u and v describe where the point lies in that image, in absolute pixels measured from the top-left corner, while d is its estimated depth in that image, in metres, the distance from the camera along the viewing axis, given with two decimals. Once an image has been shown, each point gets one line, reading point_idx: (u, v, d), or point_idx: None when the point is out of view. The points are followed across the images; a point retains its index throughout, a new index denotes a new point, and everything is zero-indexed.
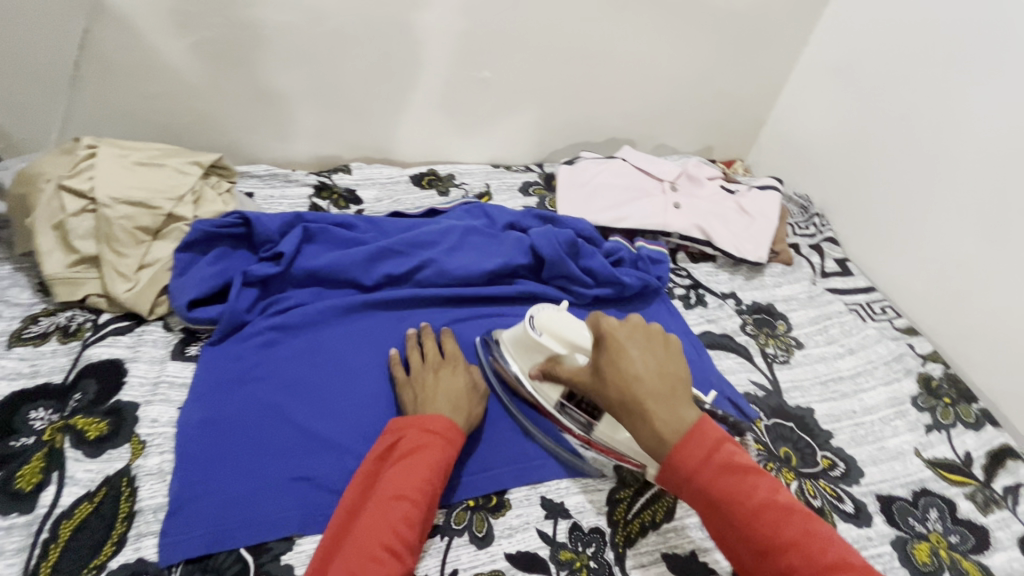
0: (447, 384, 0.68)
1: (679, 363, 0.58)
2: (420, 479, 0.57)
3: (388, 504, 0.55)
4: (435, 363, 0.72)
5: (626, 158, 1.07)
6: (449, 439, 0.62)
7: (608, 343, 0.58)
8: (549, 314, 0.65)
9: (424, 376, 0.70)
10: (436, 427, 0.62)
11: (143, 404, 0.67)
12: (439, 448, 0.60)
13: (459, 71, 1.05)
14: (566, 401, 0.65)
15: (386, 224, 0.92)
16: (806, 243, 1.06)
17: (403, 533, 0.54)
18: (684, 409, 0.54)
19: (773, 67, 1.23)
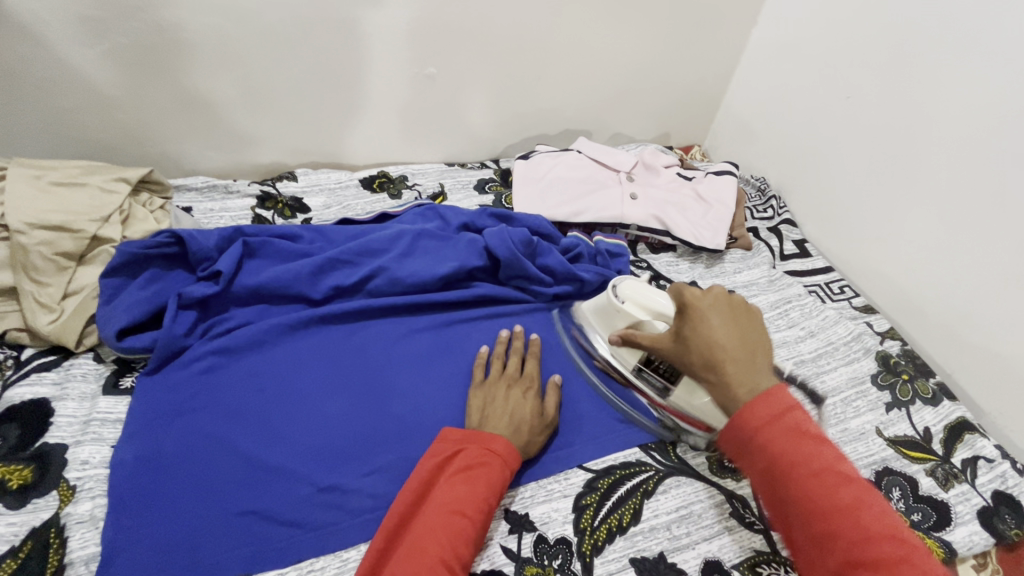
0: (517, 402, 0.66)
1: (762, 334, 0.57)
2: (480, 498, 0.55)
3: (448, 518, 0.53)
4: (511, 380, 0.70)
5: (581, 150, 1.05)
6: (507, 461, 0.60)
7: (689, 310, 0.58)
8: (630, 285, 0.70)
9: (497, 388, 0.68)
10: (498, 449, 0.60)
11: (72, 446, 0.62)
12: (499, 467, 0.59)
13: (403, 69, 1.00)
14: (644, 365, 0.68)
15: (332, 232, 0.88)
16: (764, 226, 1.06)
17: (458, 551, 0.52)
18: (765, 378, 0.53)
19: (725, 51, 1.22)
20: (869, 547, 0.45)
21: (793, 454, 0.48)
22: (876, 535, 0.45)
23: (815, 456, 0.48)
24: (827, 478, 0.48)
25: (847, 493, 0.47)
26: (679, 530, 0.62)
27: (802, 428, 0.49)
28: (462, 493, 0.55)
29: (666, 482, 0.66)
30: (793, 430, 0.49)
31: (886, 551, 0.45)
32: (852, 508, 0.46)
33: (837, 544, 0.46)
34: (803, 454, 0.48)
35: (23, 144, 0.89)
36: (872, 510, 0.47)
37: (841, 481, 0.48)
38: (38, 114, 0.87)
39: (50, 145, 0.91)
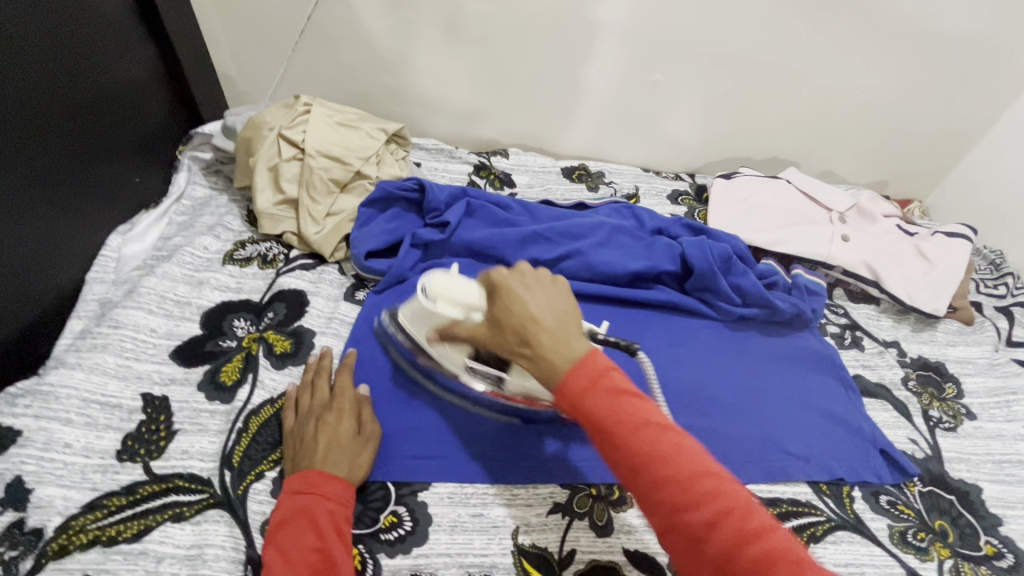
0: (325, 434, 0.61)
1: (569, 300, 0.55)
2: (303, 545, 0.52)
3: None
4: (321, 407, 0.65)
5: (790, 181, 1.02)
6: (325, 492, 0.57)
7: (499, 291, 0.54)
8: (440, 280, 0.63)
9: (305, 424, 0.63)
10: (304, 486, 0.57)
11: (318, 333, 0.77)
12: (318, 505, 0.55)
13: (631, 72, 1.05)
14: (473, 360, 0.67)
15: (538, 210, 0.96)
16: (992, 304, 0.94)
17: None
18: (585, 344, 0.50)
19: (986, 103, 1.08)
20: (694, 493, 0.42)
21: (610, 413, 0.46)
22: (698, 473, 0.43)
23: (628, 409, 0.45)
24: (646, 430, 0.45)
25: (667, 441, 0.45)
26: None
27: (621, 385, 0.47)
28: (277, 555, 0.52)
29: (838, 533, 0.63)
30: (612, 391, 0.47)
31: (706, 488, 0.42)
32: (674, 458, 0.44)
33: (667, 496, 0.43)
34: (623, 413, 0.45)
35: (313, 88, 1.10)
36: (690, 450, 0.45)
37: (660, 430, 0.45)
38: (332, 66, 1.07)
39: (330, 91, 1.11)
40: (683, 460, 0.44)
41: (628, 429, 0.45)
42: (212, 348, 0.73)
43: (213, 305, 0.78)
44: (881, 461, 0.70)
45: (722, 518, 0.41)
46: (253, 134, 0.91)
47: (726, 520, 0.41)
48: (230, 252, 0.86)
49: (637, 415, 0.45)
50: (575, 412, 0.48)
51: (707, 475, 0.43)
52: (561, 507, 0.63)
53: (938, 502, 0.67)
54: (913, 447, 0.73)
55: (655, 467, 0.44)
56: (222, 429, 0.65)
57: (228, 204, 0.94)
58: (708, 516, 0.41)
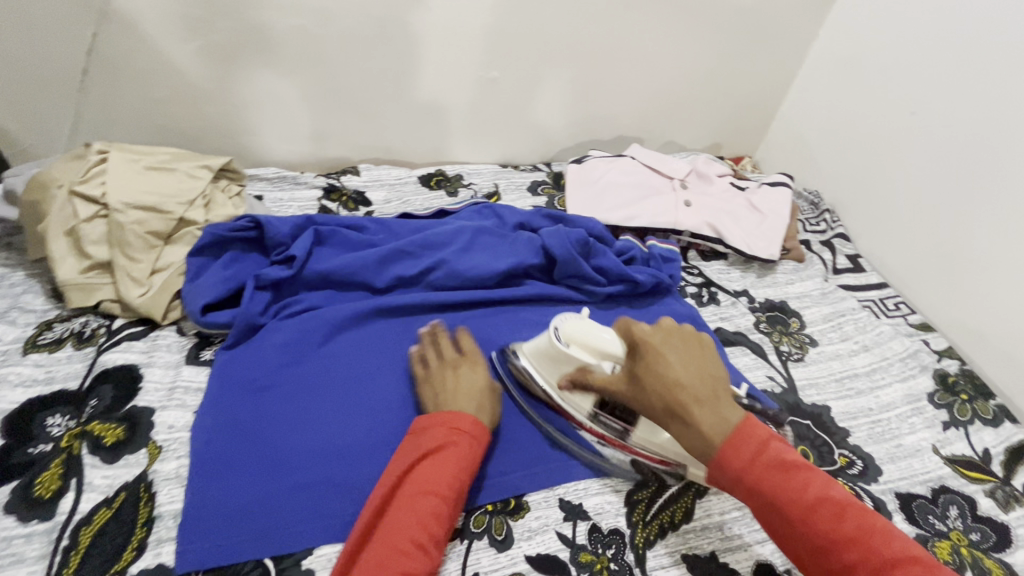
0: (468, 384, 0.67)
1: (717, 366, 0.57)
2: (452, 477, 0.58)
3: (417, 499, 0.55)
4: (453, 362, 0.71)
5: (635, 156, 1.08)
6: (476, 436, 0.62)
7: (643, 350, 0.57)
8: (572, 323, 0.63)
9: (444, 373, 0.69)
10: (464, 426, 0.61)
11: (159, 410, 0.67)
12: (466, 442, 0.60)
13: (467, 71, 1.04)
14: (599, 409, 0.65)
15: (395, 225, 0.92)
16: (817, 239, 1.05)
17: (433, 529, 0.54)
18: (731, 411, 0.53)
19: (782, 63, 1.22)
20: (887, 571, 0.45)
21: (781, 492, 0.49)
22: (883, 553, 0.45)
23: (803, 487, 0.49)
24: (820, 509, 0.48)
25: (850, 521, 0.47)
26: (731, 530, 0.62)
27: (788, 460, 0.50)
28: (431, 479, 0.57)
29: None
30: (778, 464, 0.50)
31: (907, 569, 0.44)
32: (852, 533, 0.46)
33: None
34: (788, 490, 0.49)
35: (115, 131, 0.97)
36: (880, 532, 0.47)
37: (838, 510, 0.48)
38: (134, 103, 0.94)
39: (140, 131, 0.98)
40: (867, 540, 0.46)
41: (804, 503, 0.48)
42: (20, 458, 0.61)
43: (16, 406, 0.66)
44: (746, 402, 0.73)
45: None
46: (39, 197, 0.77)
47: None
48: (33, 338, 0.73)
49: (808, 491, 0.49)
50: (740, 489, 0.50)
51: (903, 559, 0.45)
52: (459, 533, 0.60)
53: (798, 429, 0.74)
54: (771, 383, 0.79)
55: (844, 550, 0.46)
56: (42, 554, 0.55)
57: (23, 281, 0.80)
58: None
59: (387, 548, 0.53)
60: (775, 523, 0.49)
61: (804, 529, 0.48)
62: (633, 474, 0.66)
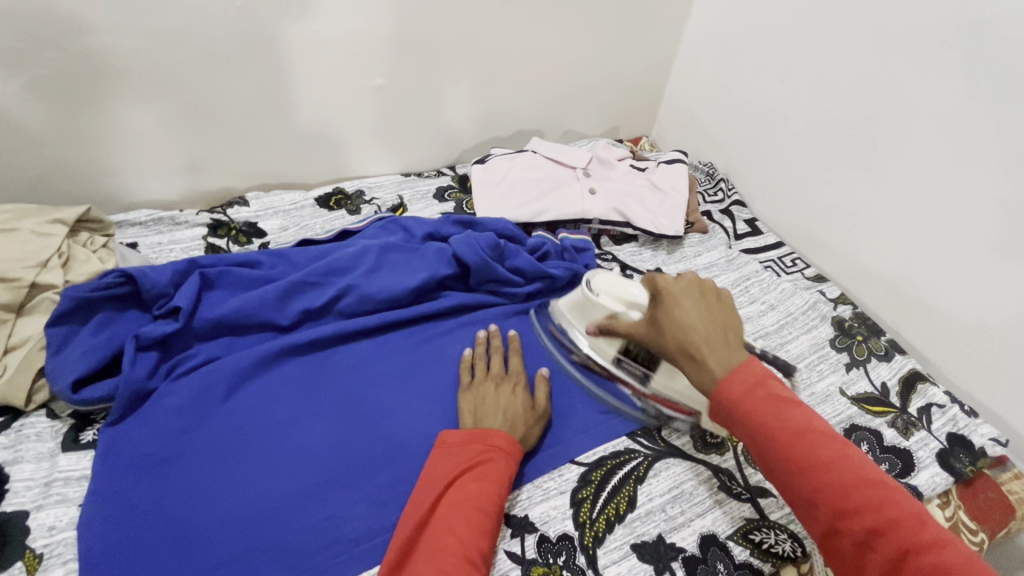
0: (506, 401, 0.67)
1: (730, 316, 0.59)
2: (490, 492, 0.57)
3: (466, 513, 0.55)
4: (497, 378, 0.71)
5: (536, 150, 1.07)
6: (511, 452, 0.62)
7: (663, 293, 0.60)
8: (605, 278, 0.71)
9: (485, 388, 0.69)
10: (499, 443, 0.61)
11: (35, 511, 0.58)
12: (500, 457, 0.60)
13: (348, 81, 0.99)
14: (623, 354, 0.70)
15: (294, 254, 0.86)
16: (717, 209, 1.10)
17: (478, 544, 0.53)
18: (738, 356, 0.54)
19: (662, 44, 1.26)
20: (855, 494, 0.46)
21: (769, 419, 0.49)
22: (856, 482, 0.46)
23: (793, 419, 0.49)
24: (804, 437, 0.49)
25: (830, 449, 0.48)
26: (674, 510, 0.63)
27: (776, 393, 0.51)
28: (473, 492, 0.56)
29: (657, 465, 0.67)
30: (769, 398, 0.51)
31: (872, 499, 0.46)
32: (830, 460, 0.47)
33: (827, 497, 0.47)
34: (776, 418, 0.50)
35: None
36: (855, 460, 0.48)
37: (819, 438, 0.49)
38: None
39: None
40: (841, 469, 0.47)
41: (787, 433, 0.49)
42: None
43: None
44: None
45: (902, 530, 0.44)
46: None
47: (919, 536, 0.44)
48: None
49: (795, 421, 0.49)
50: (733, 416, 0.52)
51: (871, 489, 0.46)
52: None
53: None
54: None
55: (816, 473, 0.47)
56: None
57: None
58: (873, 526, 0.45)
59: (434, 557, 0.51)
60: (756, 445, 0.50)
61: (782, 453, 0.49)
62: (575, 474, 0.66)
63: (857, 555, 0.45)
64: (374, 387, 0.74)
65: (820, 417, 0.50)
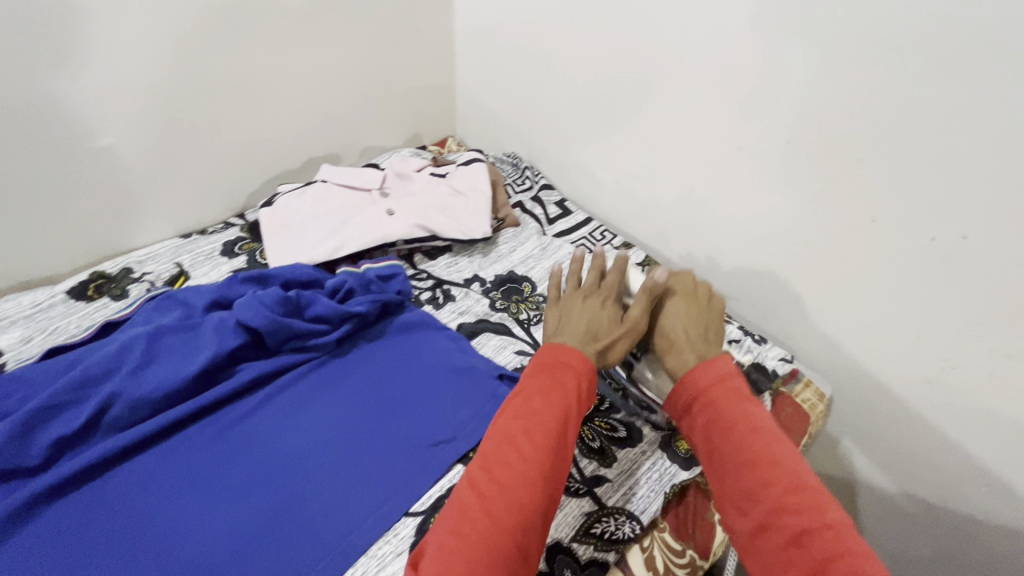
0: (593, 310, 0.62)
1: (716, 319, 0.65)
2: (553, 408, 0.50)
3: (525, 430, 0.49)
4: (590, 291, 0.66)
5: (327, 179, 0.99)
6: (590, 369, 0.55)
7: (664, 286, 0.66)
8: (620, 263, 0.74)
9: (575, 300, 0.65)
10: (573, 358, 0.55)
11: None
12: (570, 371, 0.54)
13: (63, 148, 0.83)
14: None
15: (34, 374, 0.70)
16: (527, 198, 1.11)
17: (534, 462, 0.47)
18: (716, 351, 0.59)
19: (440, 44, 1.23)
20: (795, 494, 0.44)
21: (732, 408, 0.51)
22: (801, 481, 0.45)
23: (748, 414, 0.50)
24: (762, 433, 0.49)
25: (781, 449, 0.48)
26: None
27: (743, 392, 0.53)
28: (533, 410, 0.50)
29: None
30: (734, 393, 0.53)
31: (808, 500, 0.44)
32: (780, 457, 0.47)
33: (768, 491, 0.45)
34: (737, 408, 0.51)
35: None
36: (803, 467, 0.47)
37: (775, 438, 0.49)
38: None
39: None
40: (790, 466, 0.46)
41: (740, 425, 0.49)
42: None
43: None
44: (500, 384, 0.76)
45: (824, 531, 0.42)
46: None
47: (838, 535, 0.41)
48: None
49: (755, 415, 0.50)
50: (697, 404, 0.53)
51: (807, 489, 0.45)
52: None
53: None
54: (521, 357, 0.81)
55: (762, 466, 0.46)
56: None
57: None
58: (806, 523, 0.42)
59: (491, 478, 0.46)
60: (708, 431, 0.51)
61: (736, 443, 0.48)
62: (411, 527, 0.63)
63: (779, 553, 0.42)
64: (166, 505, 0.63)
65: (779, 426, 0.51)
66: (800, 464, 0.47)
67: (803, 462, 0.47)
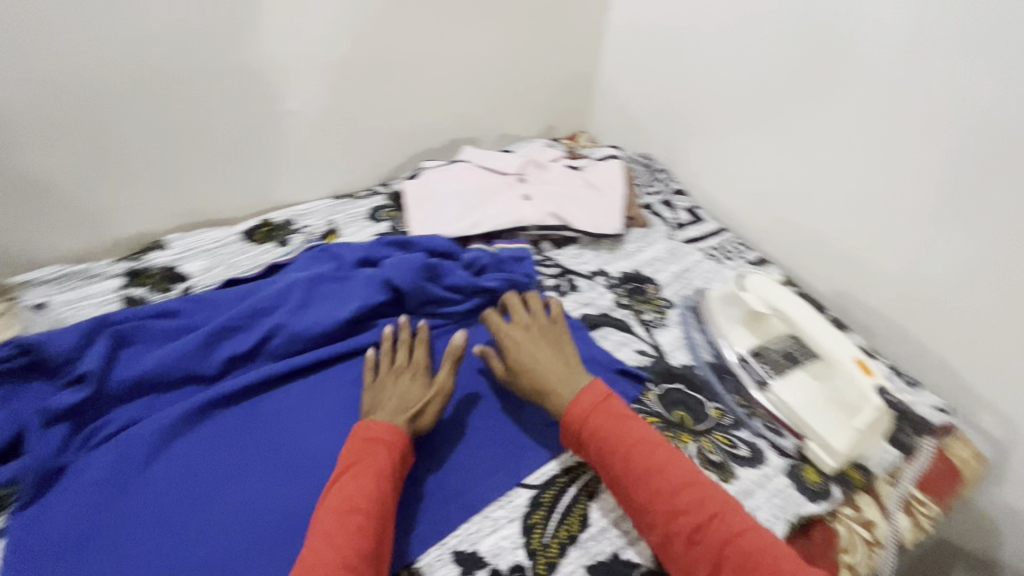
0: (400, 387, 0.68)
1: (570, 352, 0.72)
2: (365, 490, 0.55)
3: (344, 516, 0.53)
4: (403, 366, 0.72)
5: (469, 160, 1.05)
6: (393, 443, 0.61)
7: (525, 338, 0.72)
8: (756, 279, 0.78)
9: (386, 379, 0.70)
10: (377, 432, 0.61)
11: None
12: (381, 452, 0.59)
13: (261, 107, 0.94)
14: (749, 356, 0.75)
15: (216, 297, 0.81)
16: (657, 201, 1.09)
17: (361, 542, 0.52)
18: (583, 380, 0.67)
19: (589, 41, 1.25)
20: (689, 496, 0.56)
21: (613, 431, 0.61)
22: (690, 484, 0.57)
23: (631, 432, 0.60)
24: (637, 448, 0.59)
25: (660, 458, 0.59)
26: (627, 524, 0.62)
27: (617, 412, 0.63)
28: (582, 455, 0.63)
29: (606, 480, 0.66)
30: (614, 415, 0.62)
31: (693, 501, 0.56)
32: (666, 465, 0.58)
33: (664, 496, 0.57)
34: (613, 432, 0.61)
35: None
36: (687, 466, 0.59)
37: (651, 450, 0.59)
38: None
39: None
40: (684, 467, 0.58)
41: (620, 451, 0.59)
42: None
43: None
44: (619, 379, 0.76)
45: (714, 524, 0.54)
46: None
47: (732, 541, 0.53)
48: None
49: (633, 435, 0.60)
50: (584, 432, 0.62)
51: (692, 487, 0.57)
52: None
53: (674, 396, 0.75)
54: (642, 357, 0.80)
55: (647, 479, 0.57)
56: None
57: None
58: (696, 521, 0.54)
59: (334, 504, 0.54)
60: (602, 457, 0.60)
61: (620, 461, 0.59)
62: (525, 497, 0.64)
63: (686, 550, 0.54)
64: (312, 432, 0.70)
65: (654, 432, 0.62)
66: (688, 463, 0.59)
67: (705, 455, 0.60)
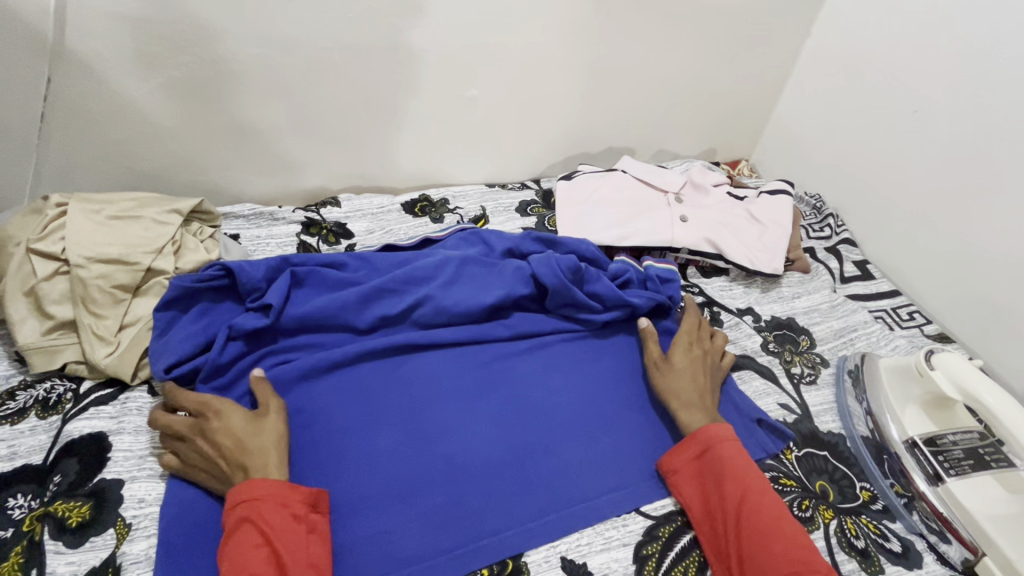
0: (234, 432, 0.62)
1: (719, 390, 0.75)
2: (252, 548, 0.53)
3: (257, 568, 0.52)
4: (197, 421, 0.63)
5: (626, 169, 1.03)
6: (257, 499, 0.57)
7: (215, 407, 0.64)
8: (950, 356, 0.67)
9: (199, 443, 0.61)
10: (239, 498, 0.56)
11: (128, 480, 0.63)
12: (255, 509, 0.56)
13: (446, 92, 1.00)
14: (918, 444, 0.68)
15: (376, 258, 0.87)
16: (821, 246, 1.01)
17: None
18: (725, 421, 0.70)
19: (775, 65, 1.17)
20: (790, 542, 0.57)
21: (736, 462, 0.63)
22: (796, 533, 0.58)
23: (743, 467, 0.63)
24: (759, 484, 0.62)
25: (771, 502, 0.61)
26: None
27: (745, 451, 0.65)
28: (682, 496, 0.65)
29: None
30: (738, 449, 0.65)
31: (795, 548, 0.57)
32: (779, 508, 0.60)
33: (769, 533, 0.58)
34: (735, 462, 0.63)
35: (81, 178, 0.91)
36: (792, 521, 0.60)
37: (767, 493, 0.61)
38: (92, 147, 0.88)
39: (102, 178, 0.92)
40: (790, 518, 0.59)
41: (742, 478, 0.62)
42: None
43: None
44: (760, 432, 0.71)
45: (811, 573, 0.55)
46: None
47: None
48: None
49: (751, 472, 0.63)
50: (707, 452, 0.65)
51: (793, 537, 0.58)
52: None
53: (815, 462, 0.70)
54: (784, 412, 0.75)
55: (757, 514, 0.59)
56: None
57: None
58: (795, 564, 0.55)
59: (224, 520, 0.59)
60: (722, 477, 0.63)
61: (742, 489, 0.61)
62: (641, 526, 0.65)
63: None
64: (444, 403, 0.73)
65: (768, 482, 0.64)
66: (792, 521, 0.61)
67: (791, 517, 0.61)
